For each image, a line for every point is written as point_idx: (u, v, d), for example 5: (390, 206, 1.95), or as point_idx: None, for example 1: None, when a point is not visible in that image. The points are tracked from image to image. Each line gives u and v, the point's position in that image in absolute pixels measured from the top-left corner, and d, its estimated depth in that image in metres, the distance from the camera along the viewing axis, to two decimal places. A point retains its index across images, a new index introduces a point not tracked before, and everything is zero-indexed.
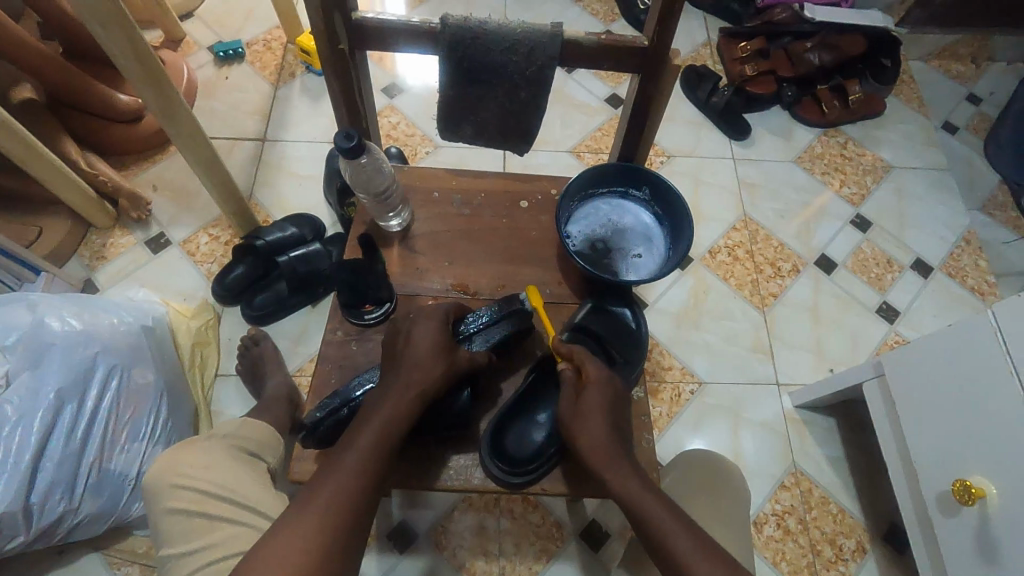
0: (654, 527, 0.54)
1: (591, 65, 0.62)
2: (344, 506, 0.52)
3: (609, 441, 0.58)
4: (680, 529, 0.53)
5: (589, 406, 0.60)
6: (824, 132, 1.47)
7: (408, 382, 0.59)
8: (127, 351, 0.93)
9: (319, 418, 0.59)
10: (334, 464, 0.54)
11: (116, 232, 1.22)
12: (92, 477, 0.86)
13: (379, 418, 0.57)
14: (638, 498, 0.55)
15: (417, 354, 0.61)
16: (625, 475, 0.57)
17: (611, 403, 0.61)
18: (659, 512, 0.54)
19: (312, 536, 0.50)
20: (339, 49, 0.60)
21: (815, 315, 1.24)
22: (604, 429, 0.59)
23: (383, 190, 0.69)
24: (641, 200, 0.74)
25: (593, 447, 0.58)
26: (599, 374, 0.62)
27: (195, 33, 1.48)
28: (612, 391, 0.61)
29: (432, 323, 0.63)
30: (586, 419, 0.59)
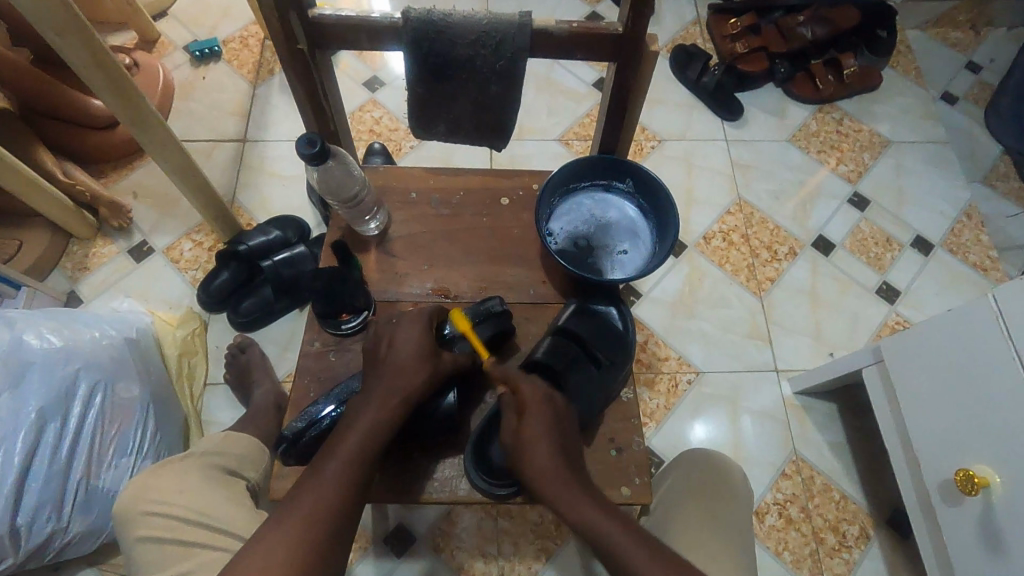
0: (612, 546, 0.50)
1: (564, 55, 0.59)
2: (324, 517, 0.50)
3: (558, 461, 0.55)
4: (638, 548, 0.50)
5: (528, 436, 0.56)
6: (819, 109, 1.43)
7: (390, 389, 0.57)
8: (110, 366, 0.92)
9: (300, 429, 0.56)
10: (314, 474, 0.52)
11: (98, 242, 1.20)
12: (79, 495, 0.85)
13: (361, 425, 0.54)
14: (593, 516, 0.52)
15: (400, 360, 0.58)
16: (579, 496, 0.53)
17: (556, 424, 0.57)
18: (616, 531, 0.51)
19: (289, 553, 0.48)
20: (297, 49, 0.57)
21: (813, 297, 1.21)
22: (554, 453, 0.55)
23: (352, 198, 0.65)
24: (625, 192, 0.71)
25: (539, 464, 0.54)
26: (537, 399, 0.58)
27: (169, 33, 1.44)
28: (551, 412, 0.57)
29: (416, 328, 0.60)
30: (530, 447, 0.55)
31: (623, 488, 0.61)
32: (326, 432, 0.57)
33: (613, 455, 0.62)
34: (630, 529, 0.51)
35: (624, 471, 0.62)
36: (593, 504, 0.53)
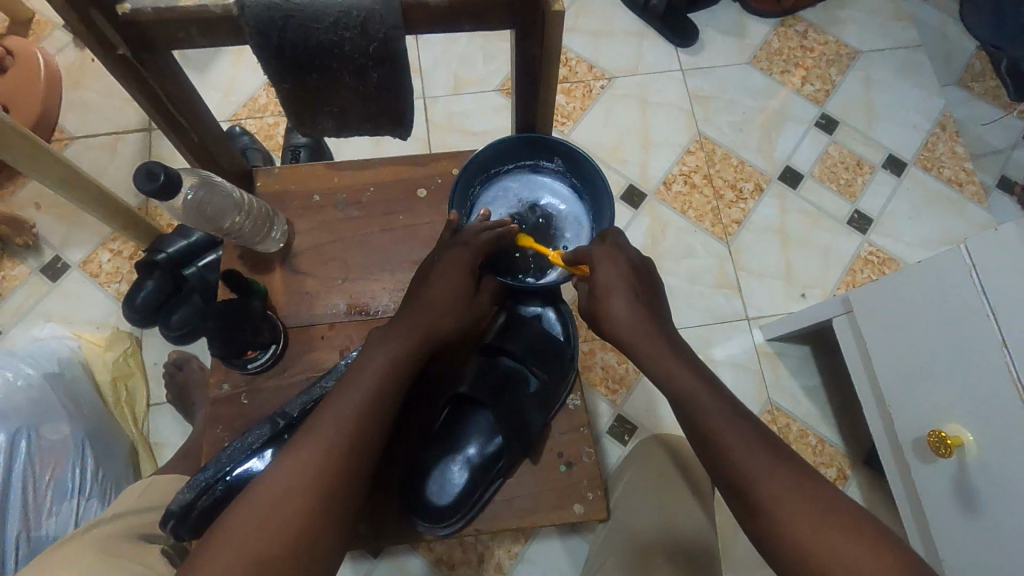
0: (708, 414, 0.51)
1: (451, 27, 0.49)
2: (333, 472, 0.45)
3: (643, 319, 0.56)
4: (730, 422, 0.51)
5: (602, 292, 0.57)
6: (781, 23, 1.30)
7: (419, 325, 0.53)
8: (29, 410, 0.85)
9: (189, 500, 0.47)
10: (318, 422, 0.47)
11: (6, 264, 1.09)
12: (22, 550, 0.79)
13: (376, 375, 0.49)
14: (680, 371, 0.54)
15: (436, 298, 0.54)
16: (680, 369, 0.54)
17: (634, 275, 0.57)
18: (710, 403, 0.52)
19: (309, 474, 0.45)
20: (119, 55, 0.46)
21: (782, 236, 1.15)
22: (636, 309, 0.56)
23: (228, 226, 0.57)
24: (555, 171, 0.63)
25: (624, 323, 0.56)
26: (610, 250, 0.58)
27: (44, 9, 1.26)
28: (625, 262, 0.57)
29: (466, 252, 0.55)
30: (611, 308, 0.56)
31: (575, 506, 0.57)
32: (218, 502, 0.47)
33: (562, 471, 0.57)
34: (716, 395, 0.52)
35: (575, 487, 0.57)
36: (682, 367, 0.54)
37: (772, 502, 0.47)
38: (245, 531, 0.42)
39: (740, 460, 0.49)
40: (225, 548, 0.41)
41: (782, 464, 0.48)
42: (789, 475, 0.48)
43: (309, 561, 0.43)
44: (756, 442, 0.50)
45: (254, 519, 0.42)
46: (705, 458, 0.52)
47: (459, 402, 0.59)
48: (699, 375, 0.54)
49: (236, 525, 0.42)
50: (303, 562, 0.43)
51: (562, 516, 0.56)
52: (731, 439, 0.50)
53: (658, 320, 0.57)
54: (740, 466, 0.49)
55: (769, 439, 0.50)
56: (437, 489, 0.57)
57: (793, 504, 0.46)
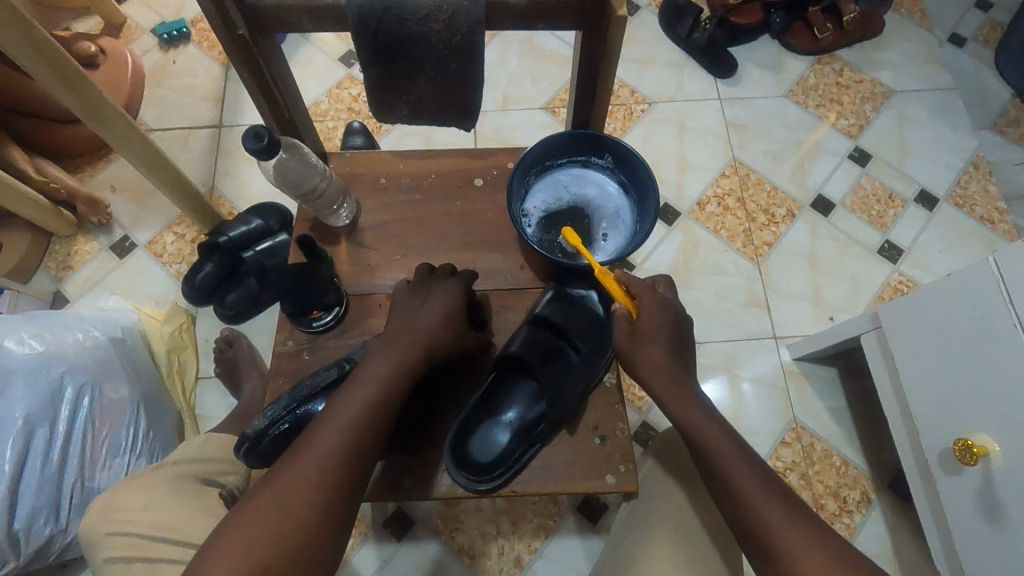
0: (730, 463, 0.53)
1: (524, 25, 0.55)
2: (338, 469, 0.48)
3: (668, 362, 0.59)
4: (750, 473, 0.53)
5: (645, 329, 0.60)
6: (818, 60, 1.36)
7: (417, 339, 0.57)
8: (95, 368, 0.91)
9: (261, 429, 0.53)
10: (324, 423, 0.51)
11: (80, 240, 1.18)
12: (76, 497, 0.86)
13: (378, 378, 0.53)
14: (698, 414, 0.56)
15: (431, 316, 0.58)
16: (704, 418, 0.56)
17: (673, 328, 0.60)
18: (731, 454, 0.54)
19: (320, 470, 0.47)
20: (238, 35, 0.53)
21: (811, 261, 1.18)
22: (667, 351, 0.59)
23: (311, 190, 0.63)
24: (604, 167, 0.68)
25: (654, 367, 0.58)
26: (657, 300, 0.61)
27: (135, 15, 1.38)
28: (672, 313, 0.60)
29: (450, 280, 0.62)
30: (643, 351, 0.59)
31: (608, 477, 0.60)
32: (288, 432, 0.54)
33: (597, 443, 0.60)
34: (734, 443, 0.55)
35: (609, 460, 0.60)
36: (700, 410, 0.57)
37: (783, 542, 0.48)
38: (261, 522, 0.44)
39: (757, 508, 0.51)
40: (236, 539, 0.43)
41: (803, 518, 0.50)
42: (809, 526, 0.49)
43: (318, 553, 0.45)
44: (774, 494, 0.51)
45: (267, 514, 0.45)
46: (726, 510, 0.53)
47: (504, 365, 0.61)
48: (722, 427, 0.56)
49: (249, 519, 0.44)
50: (315, 556, 0.45)
51: (595, 485, 0.59)
52: (750, 487, 0.52)
53: (683, 361, 0.60)
54: (760, 514, 0.50)
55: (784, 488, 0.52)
56: (480, 444, 0.58)
57: (816, 552, 0.47)
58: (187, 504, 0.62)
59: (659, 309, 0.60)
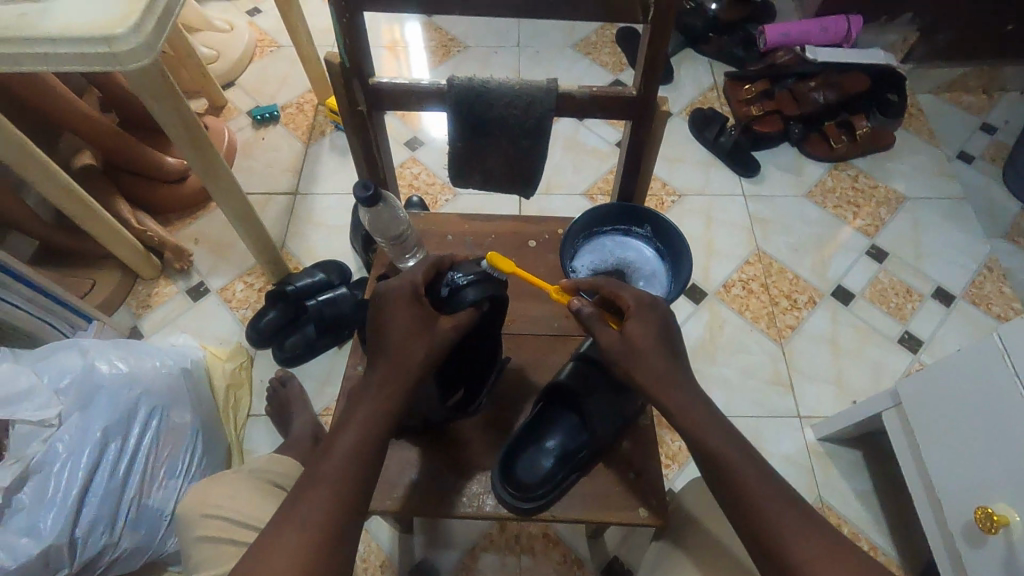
0: (746, 477, 0.54)
1: (586, 115, 0.68)
2: (331, 526, 0.49)
3: (668, 368, 0.58)
4: (756, 482, 0.54)
5: (636, 347, 0.58)
6: (834, 167, 1.49)
7: (390, 363, 0.56)
8: (166, 393, 0.99)
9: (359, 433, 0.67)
10: (310, 483, 0.51)
11: (161, 282, 1.31)
12: (132, 512, 0.92)
13: (359, 429, 0.54)
14: (707, 426, 0.56)
15: (397, 336, 0.56)
16: (712, 427, 0.56)
17: (662, 330, 0.59)
18: (746, 465, 0.55)
19: (312, 513, 0.49)
20: (358, 109, 0.67)
21: (833, 346, 1.23)
22: (661, 355, 0.58)
23: (397, 235, 0.74)
24: (643, 236, 0.78)
25: (653, 378, 0.57)
26: (642, 308, 0.60)
27: (235, 99, 1.61)
28: (660, 319, 0.60)
29: (410, 276, 0.59)
30: (639, 356, 0.58)
31: (640, 510, 0.65)
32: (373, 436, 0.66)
33: (631, 477, 0.66)
34: (743, 455, 0.55)
35: (642, 493, 0.65)
36: (708, 418, 0.56)
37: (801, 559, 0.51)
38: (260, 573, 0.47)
39: (773, 522, 0.52)
40: None
41: (819, 531, 0.53)
42: (819, 536, 0.52)
43: None
44: (788, 506, 0.53)
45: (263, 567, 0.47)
46: (742, 526, 0.54)
47: (551, 396, 0.68)
48: (733, 438, 0.56)
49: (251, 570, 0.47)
50: None
51: (628, 515, 0.64)
52: (762, 504, 0.53)
53: (675, 362, 0.59)
54: (780, 527, 0.52)
55: (793, 499, 0.54)
56: (526, 467, 0.64)
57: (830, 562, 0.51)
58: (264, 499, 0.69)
59: (644, 314, 0.59)
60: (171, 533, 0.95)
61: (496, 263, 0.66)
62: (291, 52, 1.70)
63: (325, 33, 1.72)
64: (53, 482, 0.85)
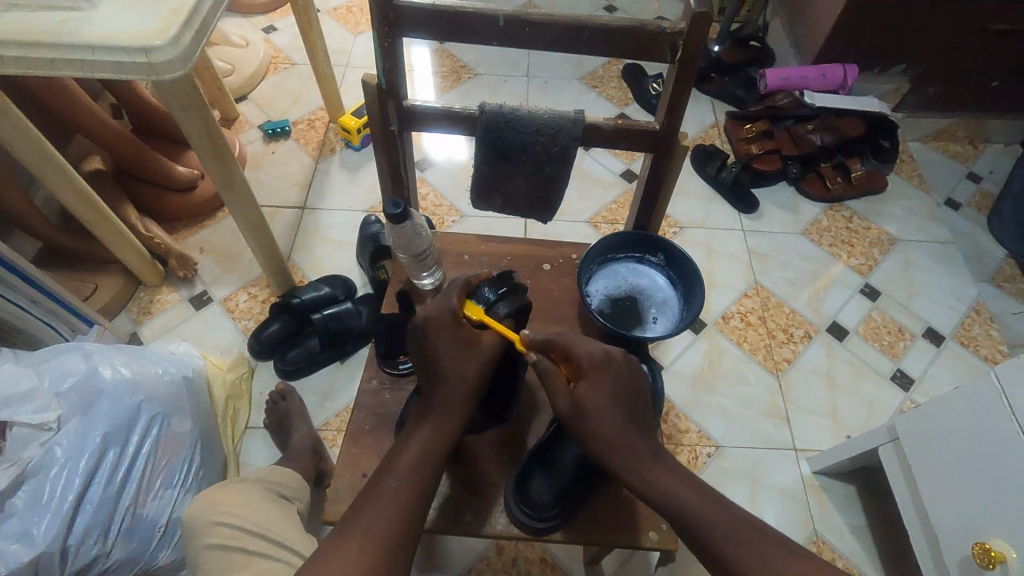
0: (712, 523, 0.55)
1: (609, 145, 0.71)
2: (394, 538, 0.53)
3: (620, 432, 0.60)
4: (726, 529, 0.55)
5: (589, 409, 0.60)
6: (829, 207, 1.54)
7: (444, 388, 0.60)
8: (167, 401, 0.99)
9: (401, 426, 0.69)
10: (372, 499, 0.55)
11: (163, 290, 1.31)
12: (125, 522, 0.89)
13: (414, 450, 0.58)
14: (667, 485, 0.58)
15: (446, 363, 0.60)
16: (674, 481, 0.58)
17: (616, 391, 0.61)
18: (713, 512, 0.56)
19: (381, 528, 0.53)
20: (390, 129, 0.70)
21: (828, 380, 1.26)
22: (614, 415, 0.60)
23: (420, 252, 0.76)
24: (656, 265, 0.80)
25: (602, 444, 0.59)
26: (596, 368, 0.61)
27: (247, 113, 1.63)
28: (610, 378, 0.61)
29: (449, 300, 0.62)
30: (592, 417, 0.60)
31: (650, 533, 0.66)
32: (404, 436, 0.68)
33: (641, 500, 0.67)
34: (709, 503, 0.57)
35: (652, 516, 0.67)
36: (668, 477, 0.59)
37: None
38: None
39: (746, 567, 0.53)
40: None
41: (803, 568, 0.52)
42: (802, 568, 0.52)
43: None
44: (763, 549, 0.53)
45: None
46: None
47: (568, 415, 0.70)
48: (696, 489, 0.58)
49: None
50: None
51: (638, 538, 0.65)
52: (735, 552, 0.54)
53: (630, 421, 0.61)
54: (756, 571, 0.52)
55: (770, 537, 0.54)
56: (540, 486, 0.64)
57: None
58: (270, 510, 0.72)
59: (597, 373, 0.61)
60: (163, 545, 0.94)
61: (472, 309, 0.62)
62: (304, 70, 1.73)
63: (339, 53, 1.76)
64: (49, 486, 0.83)
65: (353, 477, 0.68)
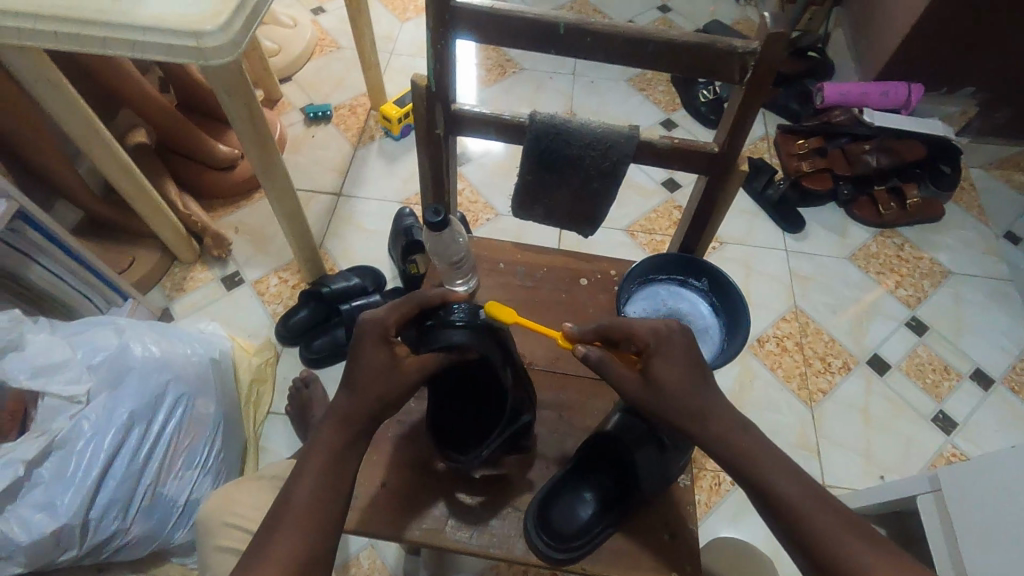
0: (774, 477, 0.53)
1: (662, 164, 0.67)
2: (304, 554, 0.50)
3: (692, 392, 0.57)
4: (793, 487, 0.52)
5: (663, 386, 0.57)
6: (880, 232, 1.47)
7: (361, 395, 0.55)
8: (194, 382, 0.99)
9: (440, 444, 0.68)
10: (286, 510, 0.52)
11: (197, 267, 1.32)
12: (145, 499, 0.91)
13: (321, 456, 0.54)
14: (736, 435, 0.55)
15: (363, 374, 0.56)
16: (738, 433, 0.55)
17: (687, 357, 0.58)
18: (771, 464, 0.54)
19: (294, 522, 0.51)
20: (435, 133, 0.68)
21: (864, 415, 1.21)
22: (691, 386, 0.57)
23: (456, 258, 0.74)
24: (699, 289, 0.77)
25: (679, 410, 0.56)
26: (660, 344, 0.58)
27: (290, 94, 1.63)
28: (684, 348, 0.58)
29: (386, 315, 0.58)
30: (667, 385, 0.57)
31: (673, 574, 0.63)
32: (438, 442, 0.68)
33: (667, 538, 0.65)
34: (773, 457, 0.54)
35: (678, 555, 0.64)
36: (736, 427, 0.56)
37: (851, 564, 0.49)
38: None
39: (812, 522, 0.51)
40: None
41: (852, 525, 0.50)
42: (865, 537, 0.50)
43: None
44: (829, 509, 0.51)
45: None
46: (807, 558, 0.51)
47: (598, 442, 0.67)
48: (763, 445, 0.55)
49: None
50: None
51: None
52: (798, 507, 0.51)
53: (702, 388, 0.57)
54: (840, 546, 0.49)
55: (834, 502, 0.52)
56: (565, 516, 0.63)
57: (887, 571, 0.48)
58: None
59: (663, 346, 0.57)
60: (179, 525, 0.95)
61: (494, 312, 0.64)
62: (350, 54, 1.72)
63: (385, 39, 1.75)
64: (75, 460, 0.84)
65: (372, 485, 0.67)
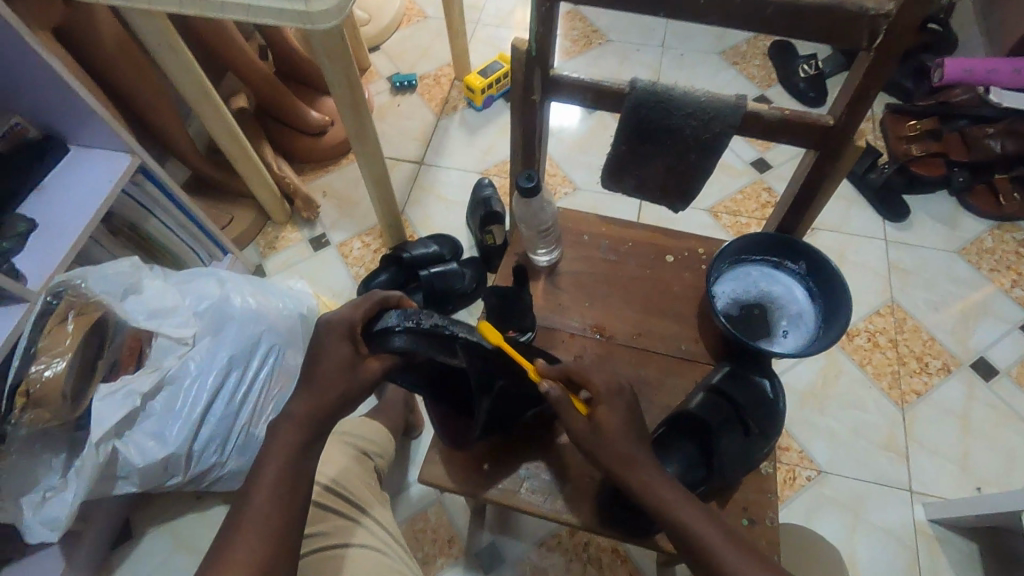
0: (694, 526, 0.52)
1: (768, 137, 0.64)
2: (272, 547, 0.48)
3: (632, 445, 0.56)
4: (713, 530, 0.52)
5: (606, 433, 0.56)
6: (997, 226, 1.34)
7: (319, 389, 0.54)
8: (284, 334, 1.05)
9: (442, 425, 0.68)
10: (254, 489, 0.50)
11: (288, 228, 1.39)
12: (240, 437, 0.99)
13: (298, 427, 0.52)
14: (663, 487, 0.54)
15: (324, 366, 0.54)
16: (670, 489, 0.54)
17: (630, 414, 0.58)
18: (696, 515, 0.52)
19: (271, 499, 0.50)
20: (532, 99, 0.67)
21: (963, 422, 1.12)
22: (627, 434, 0.56)
23: (545, 227, 0.75)
24: (795, 273, 0.73)
25: (615, 456, 0.55)
26: (607, 395, 0.58)
27: (378, 64, 1.67)
28: (627, 400, 0.59)
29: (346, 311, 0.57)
30: (609, 430, 0.56)
31: None
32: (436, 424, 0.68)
33: (745, 524, 0.63)
34: (696, 504, 0.53)
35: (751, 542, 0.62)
36: (664, 480, 0.55)
37: None
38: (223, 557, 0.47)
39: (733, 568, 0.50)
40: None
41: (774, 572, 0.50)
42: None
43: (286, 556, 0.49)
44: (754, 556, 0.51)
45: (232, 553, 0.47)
46: None
47: (675, 422, 0.67)
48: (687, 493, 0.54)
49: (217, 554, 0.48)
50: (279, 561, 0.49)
51: None
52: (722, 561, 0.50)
53: (639, 441, 0.57)
54: None
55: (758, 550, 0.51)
56: None
57: None
58: None
59: (616, 398, 0.58)
60: None
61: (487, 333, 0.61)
62: (436, 24, 1.73)
63: (472, 9, 1.74)
64: (183, 397, 0.92)
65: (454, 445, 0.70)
